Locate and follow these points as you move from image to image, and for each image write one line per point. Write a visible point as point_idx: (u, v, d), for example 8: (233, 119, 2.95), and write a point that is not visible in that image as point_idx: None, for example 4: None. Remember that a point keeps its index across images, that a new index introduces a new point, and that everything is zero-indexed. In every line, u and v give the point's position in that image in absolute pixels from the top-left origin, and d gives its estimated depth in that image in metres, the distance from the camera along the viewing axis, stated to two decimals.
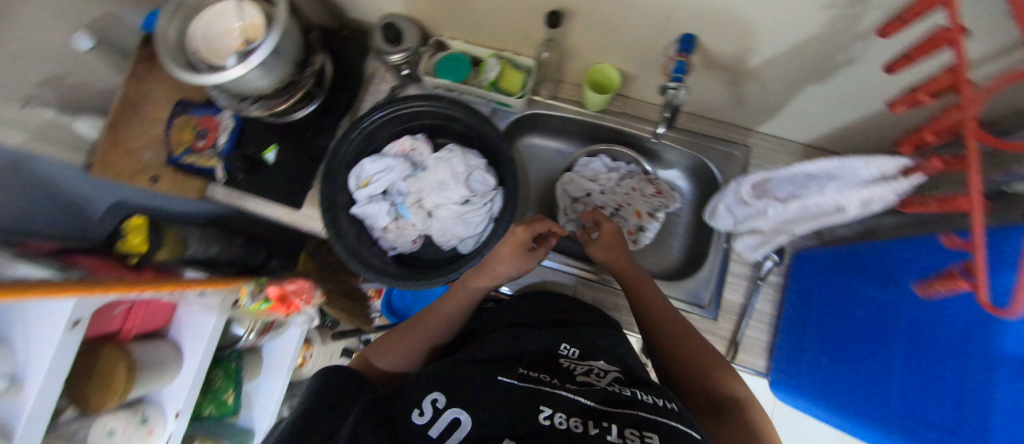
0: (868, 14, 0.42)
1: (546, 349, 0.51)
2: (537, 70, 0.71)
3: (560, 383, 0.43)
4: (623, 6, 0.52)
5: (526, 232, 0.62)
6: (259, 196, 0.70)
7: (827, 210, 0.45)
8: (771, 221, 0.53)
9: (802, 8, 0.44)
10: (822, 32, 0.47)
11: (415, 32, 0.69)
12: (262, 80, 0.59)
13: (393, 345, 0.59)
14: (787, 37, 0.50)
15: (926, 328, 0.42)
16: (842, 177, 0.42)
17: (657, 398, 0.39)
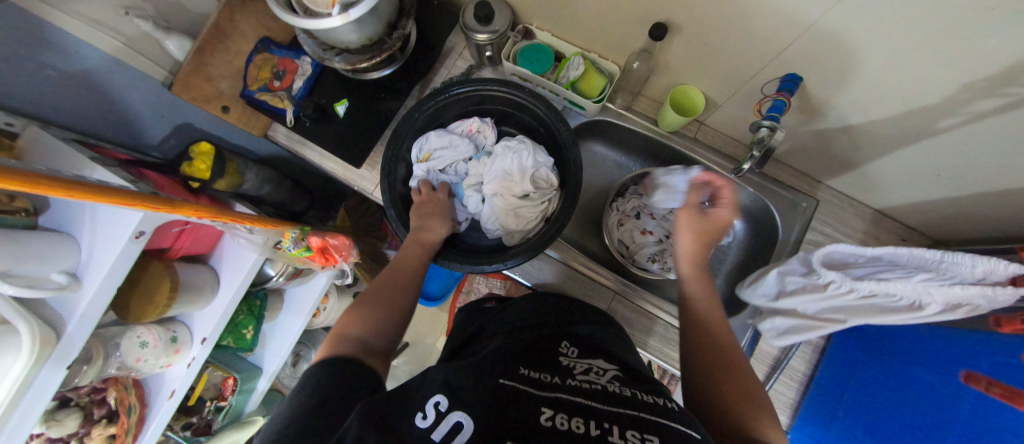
0: (997, 99, 0.40)
1: (549, 347, 0.50)
2: (619, 77, 0.70)
3: (562, 380, 0.41)
4: (734, 34, 0.51)
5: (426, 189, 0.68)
6: (319, 146, 0.71)
7: (900, 303, 0.45)
8: (828, 301, 0.51)
9: (918, 75, 0.43)
10: (939, 104, 0.45)
11: (508, 15, 0.68)
12: (352, 35, 0.59)
13: (368, 310, 0.53)
14: (898, 101, 0.48)
15: (979, 430, 0.40)
16: (939, 273, 0.42)
17: (658, 398, 0.38)
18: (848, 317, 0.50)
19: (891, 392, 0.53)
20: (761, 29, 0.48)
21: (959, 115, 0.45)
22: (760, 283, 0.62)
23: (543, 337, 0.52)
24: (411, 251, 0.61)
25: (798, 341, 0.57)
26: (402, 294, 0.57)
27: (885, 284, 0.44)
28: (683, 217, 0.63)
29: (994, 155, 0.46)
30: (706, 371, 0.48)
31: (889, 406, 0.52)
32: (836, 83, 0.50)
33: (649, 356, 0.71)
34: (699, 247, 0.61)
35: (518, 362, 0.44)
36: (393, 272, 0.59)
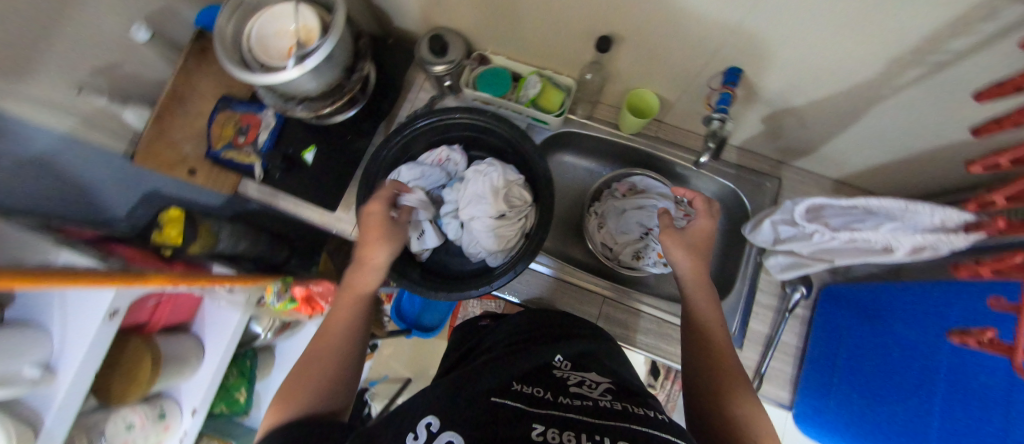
0: (916, 68, 0.44)
1: (541, 362, 0.51)
2: (576, 89, 0.73)
3: (555, 397, 0.42)
4: (672, 37, 0.54)
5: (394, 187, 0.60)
6: (293, 195, 0.71)
7: (875, 247, 0.45)
8: (813, 246, 0.52)
9: (841, 55, 0.47)
10: (867, 79, 0.49)
11: (461, 45, 0.71)
12: (312, 83, 0.60)
13: (307, 374, 0.46)
14: (831, 81, 0.52)
15: (961, 378, 0.42)
16: (902, 219, 0.42)
17: (649, 410, 0.39)
18: (835, 257, 0.51)
19: (871, 354, 0.55)
20: (695, 30, 0.51)
21: (884, 87, 0.49)
22: (757, 229, 0.63)
23: (533, 351, 0.53)
24: (352, 293, 0.56)
25: (804, 273, 0.59)
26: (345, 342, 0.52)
27: (851, 234, 0.44)
28: (667, 240, 0.60)
29: (925, 117, 0.49)
30: (707, 388, 0.49)
31: (873, 368, 0.54)
32: (773, 70, 0.54)
33: (639, 353, 0.72)
34: (695, 263, 0.58)
35: (508, 381, 0.44)
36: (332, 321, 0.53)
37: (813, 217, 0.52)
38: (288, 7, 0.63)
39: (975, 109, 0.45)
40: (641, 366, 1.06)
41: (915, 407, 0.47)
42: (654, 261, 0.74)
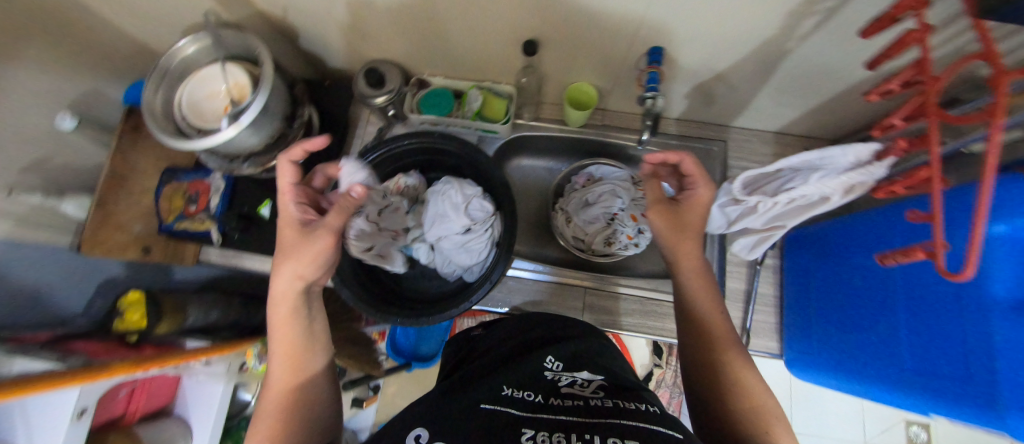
0: (805, 20, 0.48)
1: (535, 362, 0.51)
2: (517, 94, 0.75)
3: (547, 398, 0.43)
4: (588, 30, 0.57)
5: (290, 173, 0.54)
6: (257, 252, 0.70)
7: (813, 199, 0.46)
8: (764, 216, 0.53)
9: (737, 21, 0.50)
10: (769, 38, 0.52)
11: (398, 73, 0.72)
12: (253, 138, 0.61)
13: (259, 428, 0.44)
14: (739, 45, 0.55)
15: (920, 286, 0.46)
16: (824, 167, 0.44)
17: (640, 405, 0.40)
18: (789, 218, 0.52)
19: (835, 287, 0.58)
20: (606, 21, 0.54)
21: (788, 41, 0.52)
22: (709, 218, 0.62)
23: (527, 354, 0.54)
24: (283, 324, 0.49)
25: (770, 246, 0.60)
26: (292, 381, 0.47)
27: (791, 193, 0.45)
28: (659, 223, 0.56)
29: (827, 60, 0.53)
30: (700, 361, 0.51)
31: (838, 303, 0.58)
32: (689, 44, 0.57)
33: (627, 334, 0.73)
34: (693, 243, 0.56)
35: (498, 385, 0.45)
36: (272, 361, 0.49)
37: (752, 190, 0.54)
38: (214, 69, 0.64)
39: (869, 43, 0.48)
40: (643, 347, 1.07)
41: (875, 334, 0.51)
42: (627, 242, 0.75)
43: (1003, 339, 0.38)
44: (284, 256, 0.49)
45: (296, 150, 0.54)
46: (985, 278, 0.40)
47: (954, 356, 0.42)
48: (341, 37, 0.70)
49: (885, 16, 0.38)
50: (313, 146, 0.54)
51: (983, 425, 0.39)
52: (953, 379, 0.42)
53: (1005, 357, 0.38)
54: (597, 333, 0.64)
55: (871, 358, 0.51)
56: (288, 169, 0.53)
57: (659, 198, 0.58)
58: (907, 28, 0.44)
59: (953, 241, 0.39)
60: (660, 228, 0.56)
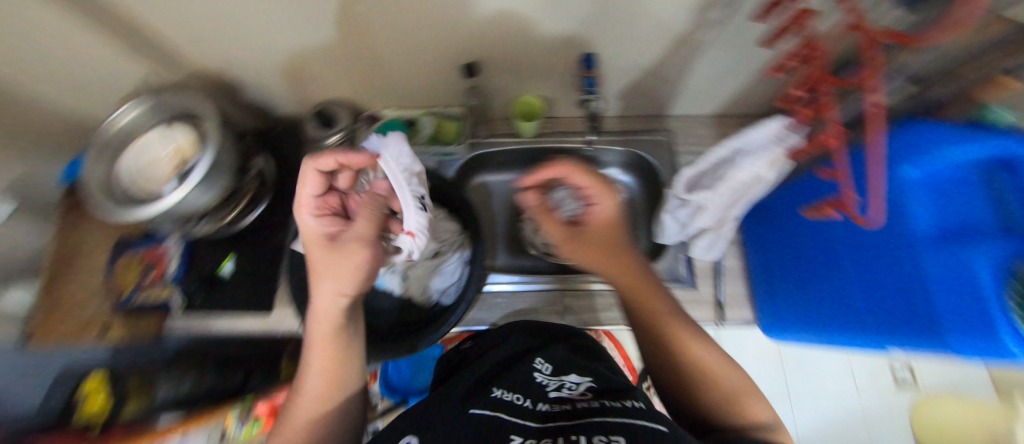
0: (703, 14, 0.53)
1: (524, 366, 0.51)
2: (468, 115, 0.76)
3: (534, 403, 0.43)
4: (515, 46, 0.61)
5: (308, 185, 0.50)
6: (223, 311, 0.68)
7: (750, 182, 0.50)
8: (714, 211, 0.56)
9: (643, 23, 0.55)
10: (678, 33, 0.58)
11: (347, 111, 0.75)
12: (205, 198, 0.60)
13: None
14: (654, 43, 0.60)
15: (856, 235, 0.50)
16: (747, 148, 0.50)
17: (625, 402, 0.40)
18: (737, 206, 0.55)
19: (790, 249, 0.62)
20: (529, 34, 0.58)
21: (695, 34, 0.57)
22: (661, 228, 0.65)
23: (515, 361, 0.54)
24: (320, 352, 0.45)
25: (724, 245, 0.63)
26: (312, 417, 0.43)
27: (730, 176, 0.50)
28: (579, 255, 0.59)
29: (733, 45, 0.59)
30: (648, 343, 0.50)
31: (795, 262, 0.61)
32: (615, 45, 0.61)
33: (607, 328, 0.74)
34: (619, 260, 0.55)
35: (488, 389, 0.45)
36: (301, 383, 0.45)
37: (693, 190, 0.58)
38: (154, 133, 0.63)
39: (763, 26, 0.54)
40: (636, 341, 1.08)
41: (830, 286, 0.55)
42: None
43: (932, 270, 0.42)
44: (318, 273, 0.47)
45: (324, 159, 0.49)
46: (906, 217, 0.45)
47: (896, 293, 0.46)
48: (286, 81, 0.71)
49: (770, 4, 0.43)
50: (347, 161, 0.51)
51: (935, 351, 0.43)
52: (900, 313, 0.46)
53: (936, 286, 0.42)
54: (580, 337, 0.64)
55: (831, 308, 0.55)
56: (313, 178, 0.50)
57: (563, 233, 0.61)
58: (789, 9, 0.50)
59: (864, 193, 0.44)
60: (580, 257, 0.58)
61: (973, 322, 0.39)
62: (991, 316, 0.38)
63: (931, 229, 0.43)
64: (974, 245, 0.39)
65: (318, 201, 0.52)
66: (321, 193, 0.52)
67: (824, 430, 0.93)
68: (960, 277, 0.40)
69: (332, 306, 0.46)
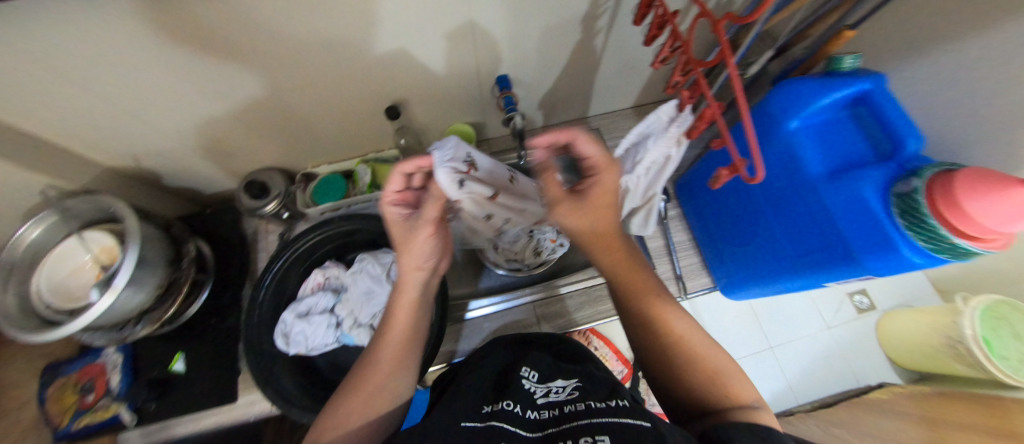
0: (584, 26, 0.59)
1: (512, 379, 0.51)
2: (403, 155, 0.78)
3: (525, 411, 0.43)
4: (426, 82, 0.65)
5: (395, 180, 0.54)
6: (182, 412, 0.64)
7: (661, 160, 0.55)
8: (639, 192, 0.60)
9: (534, 43, 0.61)
10: (571, 45, 0.63)
11: (280, 177, 0.74)
12: (138, 295, 0.58)
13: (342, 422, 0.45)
14: (553, 58, 0.66)
15: (770, 187, 0.55)
16: (650, 131, 0.54)
17: (610, 402, 0.40)
18: (656, 186, 0.60)
19: (722, 212, 0.67)
20: (437, 68, 0.62)
21: (586, 43, 0.63)
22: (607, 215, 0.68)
23: (505, 375, 0.53)
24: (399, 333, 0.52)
25: (656, 216, 0.68)
26: (385, 389, 0.49)
27: (642, 162, 0.54)
28: (574, 220, 0.47)
29: (620, 46, 0.66)
30: (632, 326, 0.50)
31: (729, 223, 0.66)
32: (523, 64, 0.66)
33: (587, 326, 0.77)
34: (614, 232, 0.48)
35: (482, 403, 0.45)
36: (375, 357, 0.50)
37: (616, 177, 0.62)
38: (70, 241, 0.60)
39: (639, 26, 0.61)
40: None
41: (762, 239, 0.59)
42: (552, 246, 0.79)
43: (834, 205, 0.47)
44: (399, 250, 0.53)
45: (409, 164, 0.52)
46: (802, 163, 0.50)
47: (813, 232, 0.51)
48: (216, 154, 0.72)
49: (641, 11, 0.48)
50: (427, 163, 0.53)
51: (856, 276, 0.48)
52: (820, 248, 0.50)
53: (840, 216, 0.46)
54: (569, 343, 0.65)
55: (768, 258, 0.59)
56: (399, 179, 0.54)
57: (562, 193, 0.47)
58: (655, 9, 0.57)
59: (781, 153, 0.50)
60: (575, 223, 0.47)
61: (874, 243, 0.44)
62: (886, 232, 0.43)
63: (821, 169, 0.49)
64: (856, 176, 0.45)
65: (398, 195, 0.56)
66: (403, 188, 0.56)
67: (806, 368, 0.98)
68: (855, 206, 0.45)
69: (408, 304, 0.53)
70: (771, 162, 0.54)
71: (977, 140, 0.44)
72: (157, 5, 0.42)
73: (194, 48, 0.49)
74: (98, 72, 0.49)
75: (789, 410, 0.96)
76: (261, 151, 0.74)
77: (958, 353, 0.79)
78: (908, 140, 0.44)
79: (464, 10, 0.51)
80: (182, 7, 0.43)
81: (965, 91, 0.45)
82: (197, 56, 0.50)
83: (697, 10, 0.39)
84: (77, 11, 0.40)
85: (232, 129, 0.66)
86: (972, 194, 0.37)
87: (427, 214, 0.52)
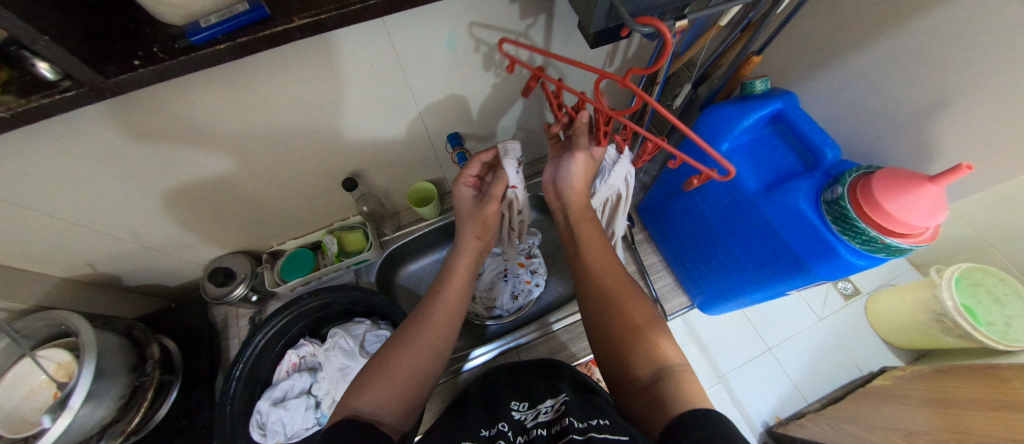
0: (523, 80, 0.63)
1: (505, 398, 0.50)
2: (367, 220, 0.79)
3: (511, 435, 0.42)
4: (379, 150, 0.67)
5: (472, 167, 0.65)
6: None
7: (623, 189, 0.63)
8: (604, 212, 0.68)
9: (478, 103, 0.65)
10: (513, 98, 0.67)
11: (244, 260, 0.74)
12: (99, 410, 0.55)
13: (390, 373, 0.46)
14: (500, 112, 0.70)
15: (719, 206, 0.58)
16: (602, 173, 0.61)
17: (591, 421, 0.39)
18: (617, 220, 0.67)
19: (683, 232, 0.69)
20: (387, 138, 0.65)
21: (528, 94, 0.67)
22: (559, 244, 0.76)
23: (502, 393, 0.52)
24: (451, 305, 0.54)
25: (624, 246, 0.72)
26: (437, 345, 0.50)
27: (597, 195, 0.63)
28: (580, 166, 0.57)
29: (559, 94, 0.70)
30: (593, 299, 0.50)
31: (691, 243, 0.67)
32: (471, 121, 0.69)
33: (583, 360, 0.71)
34: (596, 228, 0.57)
35: (478, 425, 0.45)
36: (413, 335, 0.50)
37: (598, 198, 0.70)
38: (29, 362, 0.58)
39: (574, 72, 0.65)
40: None
41: (721, 254, 0.61)
42: (528, 288, 0.81)
43: (773, 218, 0.49)
44: (467, 222, 0.65)
45: (488, 153, 0.65)
46: (738, 179, 0.53)
47: (764, 245, 0.53)
48: (178, 248, 0.71)
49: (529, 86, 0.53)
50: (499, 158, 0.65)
51: (810, 282, 0.50)
52: (774, 258, 0.52)
53: (784, 231, 0.49)
54: (557, 365, 0.57)
55: (729, 272, 0.61)
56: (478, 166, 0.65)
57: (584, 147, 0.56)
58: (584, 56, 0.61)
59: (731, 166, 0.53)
60: (575, 166, 0.57)
61: (817, 250, 0.46)
62: (825, 239, 0.45)
63: (758, 184, 0.51)
64: (789, 188, 0.48)
65: (473, 179, 0.67)
66: (478, 176, 0.68)
67: (809, 366, 0.94)
68: (792, 220, 0.48)
69: (454, 300, 0.55)
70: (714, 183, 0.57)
71: (892, 140, 0.48)
72: (111, 122, 0.44)
73: (149, 152, 0.50)
74: (51, 190, 0.50)
75: (800, 412, 0.90)
76: (224, 237, 0.75)
77: (946, 326, 0.78)
78: (826, 150, 0.47)
79: (405, 86, 0.55)
80: (134, 121, 0.45)
81: (866, 99, 0.49)
82: (153, 159, 0.52)
83: (600, 75, 0.40)
84: (30, 141, 0.42)
85: (193, 221, 0.67)
86: (889, 195, 0.39)
87: (494, 191, 0.63)
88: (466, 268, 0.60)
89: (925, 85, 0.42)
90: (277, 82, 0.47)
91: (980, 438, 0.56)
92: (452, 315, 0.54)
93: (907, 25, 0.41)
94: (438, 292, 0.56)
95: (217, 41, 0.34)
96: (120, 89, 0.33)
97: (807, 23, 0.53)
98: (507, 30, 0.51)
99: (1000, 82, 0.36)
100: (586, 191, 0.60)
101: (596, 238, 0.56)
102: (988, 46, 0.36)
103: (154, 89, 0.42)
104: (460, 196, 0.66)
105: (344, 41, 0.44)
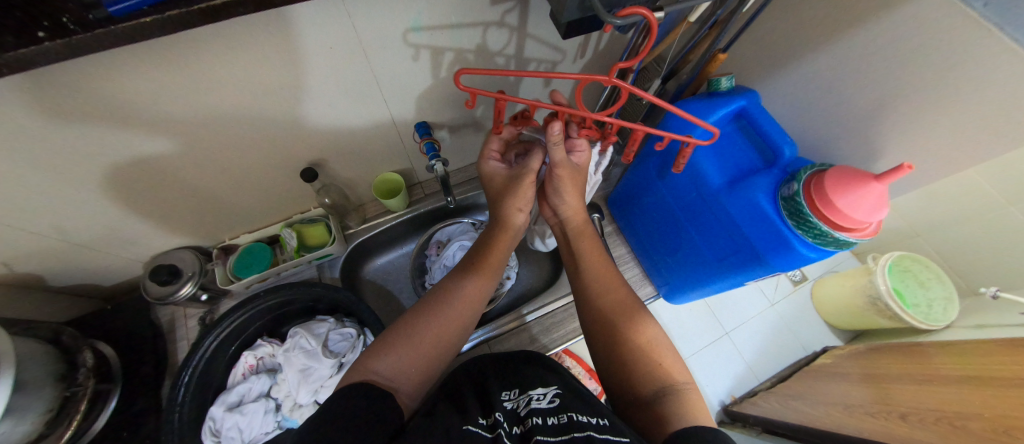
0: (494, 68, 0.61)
1: (493, 386, 0.48)
2: (329, 213, 0.75)
3: (509, 424, 0.40)
4: (341, 139, 0.63)
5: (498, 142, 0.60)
6: None
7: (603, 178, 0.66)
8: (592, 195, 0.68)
9: (447, 92, 0.62)
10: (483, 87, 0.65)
11: (191, 256, 0.68)
12: (19, 427, 0.50)
13: (410, 341, 0.45)
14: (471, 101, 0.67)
15: (685, 202, 0.60)
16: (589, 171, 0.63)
17: (592, 418, 0.38)
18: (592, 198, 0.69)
19: (651, 225, 0.70)
20: (350, 127, 0.62)
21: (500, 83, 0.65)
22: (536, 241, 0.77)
23: (489, 380, 0.50)
24: (479, 281, 0.52)
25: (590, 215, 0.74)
26: (466, 315, 0.49)
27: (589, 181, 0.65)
28: (564, 177, 0.55)
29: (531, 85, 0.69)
30: (594, 319, 0.51)
31: (658, 235, 0.69)
32: (440, 110, 0.66)
33: (555, 350, 0.72)
34: (592, 241, 0.58)
35: (472, 410, 0.42)
36: (438, 310, 0.48)
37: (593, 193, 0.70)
38: None
39: (546, 63, 0.64)
40: None
41: (686, 248, 0.63)
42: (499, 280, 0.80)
43: (737, 213, 0.51)
44: (500, 193, 0.60)
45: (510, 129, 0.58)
46: (704, 175, 0.54)
47: (726, 240, 0.55)
48: (113, 243, 0.65)
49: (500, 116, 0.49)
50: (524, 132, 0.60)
51: (767, 273, 0.52)
52: (733, 252, 0.54)
53: (746, 227, 0.51)
54: (541, 357, 0.56)
55: (693, 264, 0.63)
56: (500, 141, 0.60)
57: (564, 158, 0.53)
58: (556, 46, 0.60)
59: (703, 162, 0.54)
60: (560, 181, 0.55)
61: (775, 245, 0.48)
62: (783, 234, 0.47)
63: (721, 180, 0.53)
64: (750, 184, 0.50)
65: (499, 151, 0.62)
66: (504, 152, 0.63)
67: (761, 347, 1.00)
68: (753, 216, 0.49)
69: (477, 285, 0.52)
70: (682, 179, 0.58)
71: (844, 138, 0.51)
72: (19, 102, 0.38)
73: (71, 137, 0.44)
74: None
75: (752, 390, 0.97)
76: (166, 231, 0.68)
77: (879, 308, 0.85)
78: (784, 148, 0.49)
79: (367, 71, 0.52)
80: (48, 103, 0.39)
81: (821, 100, 0.52)
82: (77, 145, 0.46)
83: (581, 78, 0.38)
84: None
85: (130, 213, 0.61)
86: (840, 192, 0.41)
87: (531, 162, 0.57)
88: (504, 247, 0.57)
89: (875, 87, 0.45)
90: (221, 63, 0.42)
91: (906, 409, 0.62)
92: (484, 286, 0.52)
93: (857, 32, 0.44)
94: (474, 274, 0.53)
95: (142, 13, 0.29)
96: (24, 64, 0.29)
97: (770, 24, 0.55)
98: (479, 15, 0.49)
99: (937, 89, 0.39)
100: (582, 206, 0.59)
101: (588, 241, 0.58)
102: (927, 57, 0.39)
103: (71, 63, 0.36)
104: (489, 171, 0.61)
105: (297, 21, 0.40)
